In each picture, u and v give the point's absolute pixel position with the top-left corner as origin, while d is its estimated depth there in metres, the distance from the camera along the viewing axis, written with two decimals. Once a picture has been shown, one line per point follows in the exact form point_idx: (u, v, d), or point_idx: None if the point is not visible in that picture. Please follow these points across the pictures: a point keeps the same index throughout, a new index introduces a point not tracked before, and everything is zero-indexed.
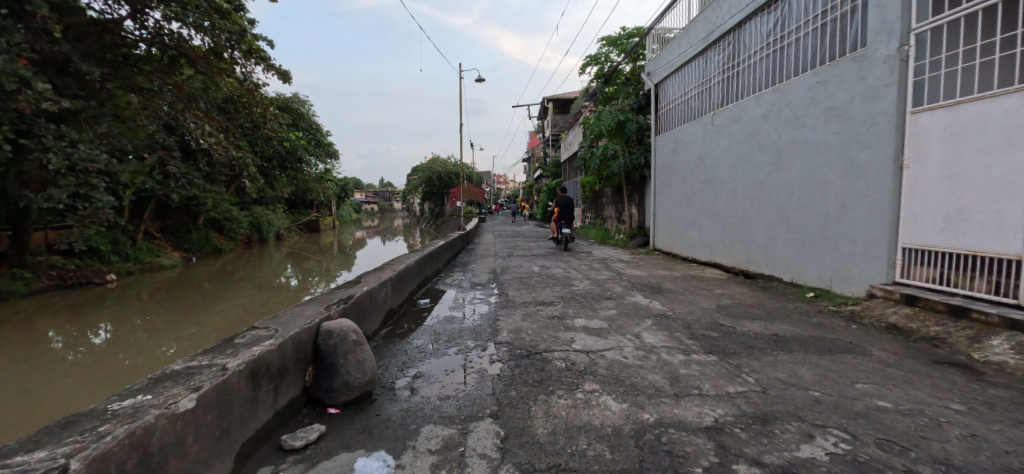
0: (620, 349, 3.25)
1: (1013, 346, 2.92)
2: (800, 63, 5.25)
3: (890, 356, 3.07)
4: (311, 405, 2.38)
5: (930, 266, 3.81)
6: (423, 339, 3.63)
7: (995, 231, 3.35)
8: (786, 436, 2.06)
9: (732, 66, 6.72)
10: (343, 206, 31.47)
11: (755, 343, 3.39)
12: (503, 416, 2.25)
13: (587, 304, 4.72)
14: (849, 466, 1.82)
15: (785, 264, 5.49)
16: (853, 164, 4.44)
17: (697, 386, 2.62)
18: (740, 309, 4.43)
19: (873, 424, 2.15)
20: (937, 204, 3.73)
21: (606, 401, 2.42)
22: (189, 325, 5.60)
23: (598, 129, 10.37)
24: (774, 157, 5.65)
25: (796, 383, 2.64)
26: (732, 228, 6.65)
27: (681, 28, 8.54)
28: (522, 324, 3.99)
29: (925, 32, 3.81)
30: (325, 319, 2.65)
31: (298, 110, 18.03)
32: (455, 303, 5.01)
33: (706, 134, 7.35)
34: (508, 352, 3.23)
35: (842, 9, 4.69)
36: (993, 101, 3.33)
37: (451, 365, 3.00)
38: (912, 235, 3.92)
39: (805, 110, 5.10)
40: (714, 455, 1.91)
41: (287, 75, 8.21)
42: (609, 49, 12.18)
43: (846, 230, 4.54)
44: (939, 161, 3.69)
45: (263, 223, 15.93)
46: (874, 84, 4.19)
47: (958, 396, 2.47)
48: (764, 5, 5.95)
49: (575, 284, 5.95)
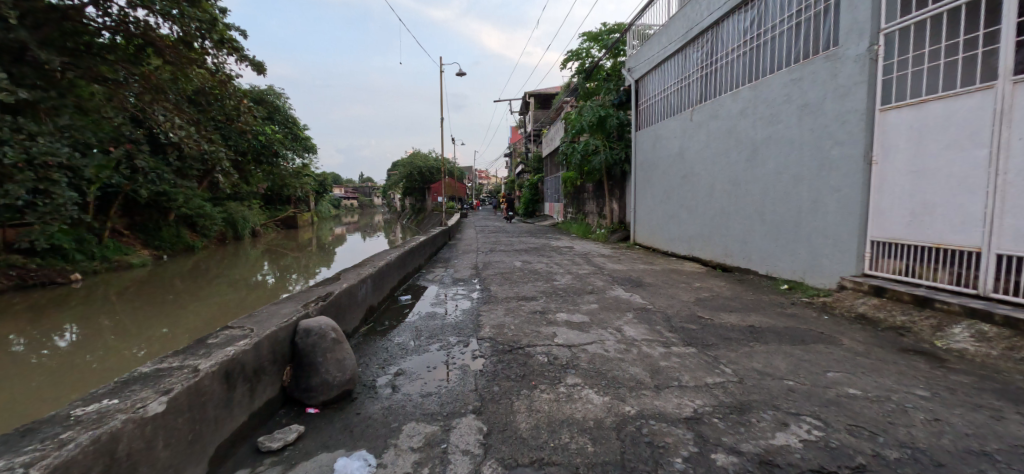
0: (602, 343, 3.28)
1: (973, 334, 3.07)
2: (776, 60, 5.36)
3: (859, 345, 3.18)
4: (289, 405, 2.33)
5: (898, 259, 3.96)
6: (404, 336, 3.60)
7: (957, 223, 3.48)
8: (762, 424, 2.11)
9: (711, 63, 6.81)
10: (321, 201, 30.92)
11: (731, 334, 3.48)
12: (486, 412, 2.25)
13: (568, 299, 4.76)
14: (821, 452, 1.88)
15: (761, 257, 5.62)
16: (825, 159, 4.57)
17: (677, 377, 2.66)
18: (718, 302, 4.52)
19: (843, 411, 2.23)
20: (904, 199, 3.87)
21: (588, 394, 2.44)
22: (162, 324, 5.48)
23: (579, 124, 10.58)
24: (750, 154, 5.77)
25: (771, 373, 2.71)
26: (710, 223, 6.76)
27: (660, 24, 8.61)
28: (505, 319, 3.98)
29: (894, 32, 3.95)
30: (303, 318, 2.58)
31: (274, 103, 17.58)
32: (437, 299, 4.99)
33: (685, 130, 7.45)
34: (491, 347, 3.23)
35: (816, 8, 4.78)
36: (956, 100, 3.46)
37: (435, 361, 2.99)
38: (881, 229, 4.07)
39: (780, 107, 5.22)
40: (693, 445, 1.94)
41: (262, 66, 7.98)
42: (590, 45, 12.19)
43: (819, 225, 4.66)
44: (907, 158, 3.83)
45: (238, 219, 15.52)
46: (846, 82, 4.32)
47: (922, 382, 2.58)
48: (741, 4, 6.05)
49: (557, 279, 5.98)
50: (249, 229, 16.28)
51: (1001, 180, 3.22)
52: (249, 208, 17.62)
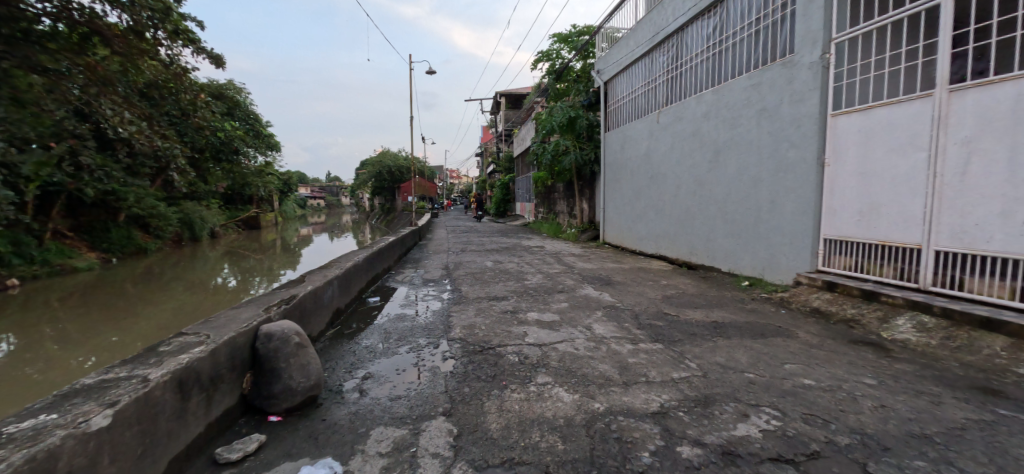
0: (571, 341, 3.32)
1: (914, 325, 3.29)
2: (737, 65, 5.56)
3: (813, 338, 3.35)
4: (250, 413, 2.24)
5: (848, 255, 4.18)
6: (373, 339, 3.53)
7: (899, 222, 3.70)
8: (725, 416, 2.19)
9: (676, 67, 7.00)
10: (285, 200, 29.91)
11: (696, 330, 3.59)
12: (456, 413, 2.23)
13: (539, 298, 4.78)
14: (779, 441, 1.97)
15: (723, 254, 5.82)
16: (782, 161, 4.79)
17: (644, 373, 2.73)
18: (684, 298, 4.66)
19: (799, 400, 2.34)
20: (853, 199, 4.09)
21: (558, 392, 2.46)
22: (111, 331, 5.16)
23: (549, 124, 10.64)
24: (713, 155, 5.97)
25: (733, 367, 2.81)
26: (676, 222, 6.95)
27: (629, 28, 8.77)
28: (475, 319, 3.97)
29: (844, 42, 4.17)
30: (264, 322, 2.49)
31: (235, 98, 16.86)
32: (407, 300, 4.91)
33: (652, 132, 7.63)
34: (461, 348, 3.21)
35: (774, 16, 5.00)
36: (899, 107, 3.66)
37: (404, 363, 2.95)
38: (833, 228, 4.29)
39: (740, 111, 5.42)
40: (660, 439, 1.99)
41: (221, 59, 7.64)
42: (560, 46, 12.30)
43: (776, 223, 4.88)
44: (855, 161, 4.05)
45: (195, 220, 14.81)
46: (801, 88, 4.53)
47: (870, 371, 2.74)
48: (704, 10, 6.25)
49: (528, 278, 6.01)
50: (207, 230, 15.56)
51: (938, 182, 3.42)
52: (207, 207, 16.84)
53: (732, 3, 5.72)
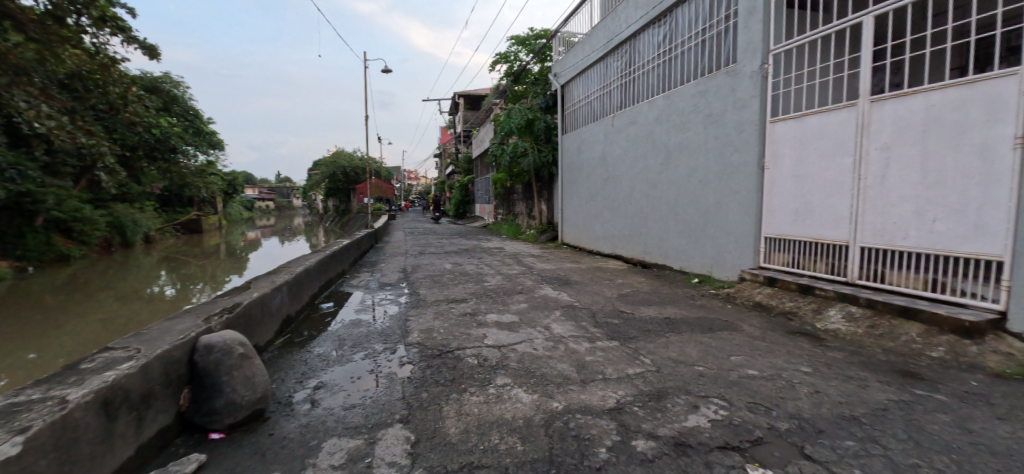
0: (530, 342, 3.34)
1: (844, 315, 3.56)
2: (685, 73, 5.82)
3: (756, 330, 3.55)
4: (188, 431, 2.10)
5: (786, 252, 4.47)
6: (326, 346, 3.40)
7: (830, 221, 3.99)
8: (676, 408, 2.28)
9: (629, 72, 7.23)
10: (230, 202, 28.27)
11: (649, 326, 3.72)
12: (413, 420, 2.18)
13: (498, 299, 4.78)
14: (726, 429, 2.07)
15: (675, 253, 6.06)
16: (727, 164, 5.05)
17: (601, 371, 2.79)
18: (638, 296, 4.82)
19: (744, 390, 2.47)
20: (790, 200, 4.37)
21: (517, 393, 2.47)
22: (25, 348, 4.67)
23: (508, 126, 10.68)
24: (664, 158, 6.21)
25: (684, 361, 2.93)
26: (630, 222, 7.17)
27: (584, 33, 8.96)
28: (434, 323, 3.91)
29: (780, 54, 4.46)
30: (204, 333, 2.33)
31: (172, 92, 15.71)
32: (362, 305, 4.77)
33: (607, 135, 7.83)
34: (419, 352, 3.16)
35: (718, 27, 5.27)
36: (829, 115, 3.95)
37: (359, 371, 2.86)
38: (772, 226, 4.57)
39: (689, 116, 5.68)
40: (616, 434, 2.04)
41: (155, 50, 7.15)
42: (518, 48, 12.38)
43: (723, 223, 5.14)
44: (792, 164, 4.33)
45: (127, 223, 13.69)
46: (743, 96, 4.80)
47: (806, 359, 2.94)
48: (655, 19, 6.49)
49: (487, 280, 6.00)
50: (141, 234, 14.43)
51: (862, 184, 3.71)
52: (141, 210, 15.62)
53: (681, 13, 5.97)
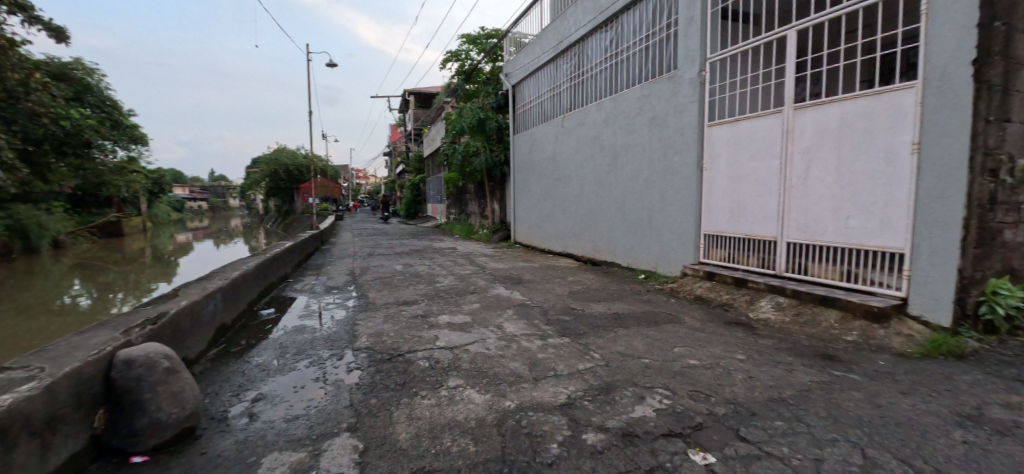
0: (483, 342, 3.33)
1: (773, 306, 3.85)
2: (631, 77, 6.04)
3: (697, 322, 3.76)
4: (106, 457, 1.90)
5: (722, 248, 4.76)
6: (267, 355, 3.21)
7: (760, 219, 4.30)
8: (624, 400, 2.36)
9: (578, 75, 7.40)
10: (157, 203, 26.01)
11: (599, 322, 3.83)
12: (362, 428, 2.11)
13: (450, 300, 4.73)
14: (669, 417, 2.17)
15: (622, 250, 6.28)
16: (670, 165, 5.30)
17: (553, 367, 2.84)
18: (588, 293, 4.94)
19: (686, 379, 2.60)
20: (725, 199, 4.66)
21: (470, 394, 2.46)
22: None
23: (459, 125, 10.61)
24: (612, 159, 6.41)
25: (631, 354, 3.04)
26: (580, 221, 7.35)
27: (534, 35, 9.07)
28: (384, 326, 3.81)
29: (716, 62, 4.74)
30: (122, 348, 2.13)
31: (84, 81, 14.16)
32: (307, 310, 4.55)
33: (558, 135, 7.97)
34: (368, 357, 3.06)
35: (660, 34, 5.51)
36: (758, 120, 4.25)
37: (303, 380, 2.72)
38: (710, 224, 4.85)
39: (634, 119, 5.90)
40: (567, 429, 2.08)
41: (63, 33, 6.45)
42: (468, 47, 12.31)
43: (666, 221, 5.39)
44: (727, 166, 4.62)
45: (31, 227, 12.21)
46: (683, 100, 5.05)
47: (741, 347, 3.15)
48: (602, 23, 6.68)
49: (440, 280, 5.92)
50: (49, 239, 12.93)
51: (787, 185, 4.03)
52: (49, 212, 14.01)
53: (626, 19, 6.19)
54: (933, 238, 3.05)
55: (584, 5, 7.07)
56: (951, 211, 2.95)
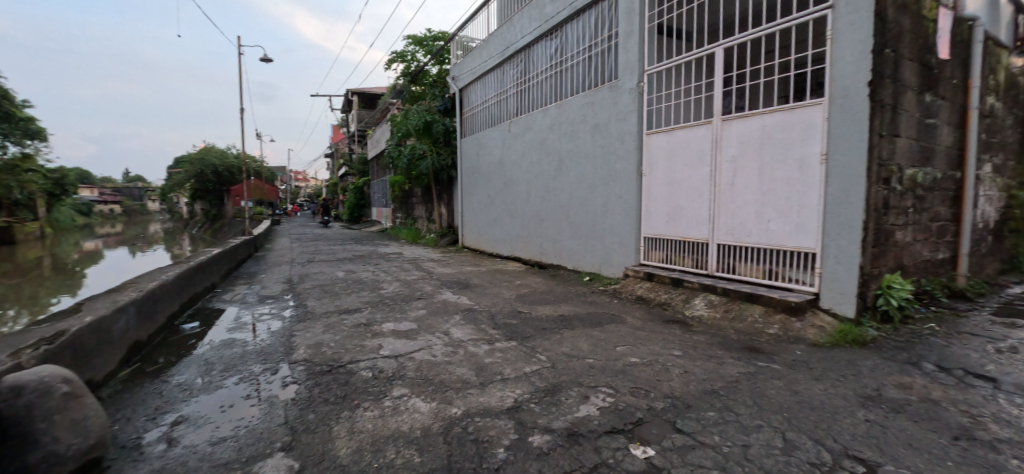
0: (429, 349, 3.27)
1: (706, 304, 4.10)
2: (575, 85, 6.22)
3: (638, 321, 3.92)
4: None
5: (660, 250, 5.00)
6: (190, 373, 2.95)
7: (694, 222, 4.57)
8: (569, 401, 2.41)
9: (525, 81, 7.51)
10: (58, 207, 23.20)
11: (545, 324, 3.88)
12: (298, 446, 1.99)
13: (395, 307, 4.60)
14: (611, 414, 2.25)
15: (568, 254, 6.42)
16: (611, 171, 5.50)
17: (500, 371, 2.84)
18: (535, 296, 5.01)
19: (627, 377, 2.70)
20: (663, 204, 4.91)
21: (415, 403, 2.40)
22: None
23: (405, 128, 10.39)
24: (557, 164, 6.55)
25: (576, 355, 3.12)
26: (527, 225, 7.43)
27: (481, 39, 9.10)
28: (323, 336, 3.63)
29: (653, 74, 5.00)
30: (10, 373, 1.87)
31: None
32: (238, 322, 4.24)
33: (504, 140, 8.03)
34: (306, 370, 2.90)
35: (602, 45, 5.72)
36: (691, 130, 4.53)
37: (232, 398, 2.53)
38: (649, 227, 5.09)
39: (578, 125, 6.07)
40: (513, 432, 2.09)
41: None
42: (415, 48, 12.10)
43: (609, 225, 5.59)
44: (663, 172, 4.87)
45: None
46: (624, 109, 5.28)
47: (677, 344, 3.32)
48: (547, 32, 6.82)
49: (384, 287, 5.74)
50: None
51: (717, 190, 4.31)
52: None
53: (569, 28, 6.37)
54: (839, 239, 3.40)
55: (529, 13, 7.20)
56: (853, 215, 3.31)
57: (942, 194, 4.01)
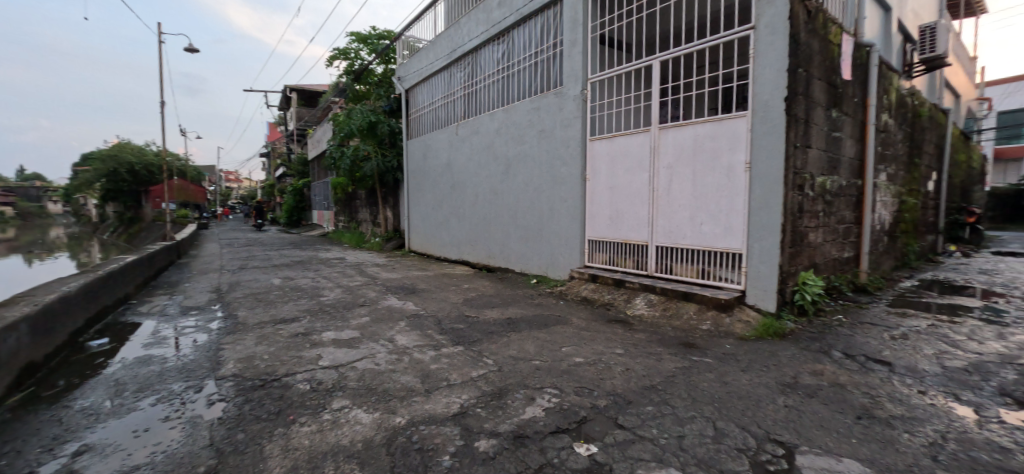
0: (372, 358, 3.16)
1: (645, 303, 4.29)
2: (521, 90, 6.29)
3: (582, 322, 4.02)
4: None
5: (603, 252, 5.17)
6: (98, 395, 2.65)
7: (634, 225, 4.77)
8: (515, 403, 2.43)
9: (472, 84, 7.50)
10: None
11: (492, 328, 3.88)
12: (225, 469, 1.85)
13: (336, 315, 4.40)
14: (556, 415, 2.29)
15: (516, 257, 6.47)
16: (557, 175, 5.63)
17: (446, 377, 2.80)
18: (482, 300, 5.00)
19: (571, 377, 2.77)
20: (605, 207, 5.08)
21: (356, 415, 2.31)
22: None
23: (347, 128, 10.02)
24: (504, 168, 6.59)
25: (523, 358, 3.14)
26: (475, 229, 7.41)
27: (427, 40, 8.97)
28: (256, 348, 3.41)
29: (596, 82, 5.17)
30: None
31: None
32: (156, 337, 3.87)
33: (452, 143, 7.97)
34: (235, 386, 2.71)
35: (547, 52, 5.84)
36: (631, 137, 4.74)
37: (147, 422, 2.30)
38: (593, 230, 5.25)
39: (525, 130, 6.15)
40: (459, 439, 2.07)
41: None
42: (358, 45, 11.70)
43: (555, 227, 5.71)
44: (606, 177, 5.05)
45: None
46: (569, 116, 5.42)
47: (619, 343, 3.45)
48: (494, 36, 6.86)
49: (325, 294, 5.49)
50: None
51: (655, 195, 4.53)
52: None
53: (516, 34, 6.44)
54: (762, 241, 3.69)
55: (477, 16, 7.20)
56: (773, 219, 3.61)
57: (847, 200, 4.48)
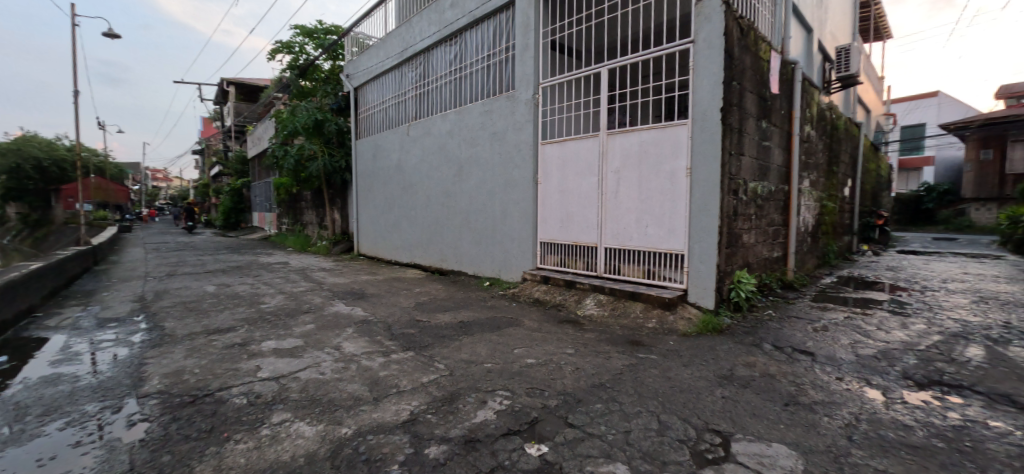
0: (317, 367, 3.02)
1: (595, 303, 4.40)
2: (474, 92, 6.28)
3: (534, 323, 4.07)
4: None
5: (555, 254, 5.26)
6: None
7: (584, 227, 4.89)
8: (467, 407, 2.41)
9: (424, 84, 7.38)
10: None
11: (444, 332, 3.84)
12: None
13: (277, 323, 4.17)
14: (508, 417, 2.29)
15: (468, 259, 6.43)
16: (510, 178, 5.66)
17: (396, 384, 2.74)
18: (434, 303, 4.93)
19: (523, 378, 2.79)
20: (556, 210, 5.17)
21: (298, 428, 2.20)
22: None
23: (291, 126, 9.55)
24: (457, 170, 6.55)
25: (475, 361, 3.13)
26: (427, 231, 7.30)
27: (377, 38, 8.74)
28: (186, 362, 3.16)
29: (546, 87, 5.26)
30: None
31: None
32: (67, 353, 3.48)
33: (402, 144, 7.81)
34: (162, 404, 2.49)
35: (500, 55, 5.86)
36: (580, 141, 4.86)
37: (55, 448, 2.06)
38: (545, 232, 5.33)
39: (477, 132, 6.14)
40: (409, 447, 2.03)
41: None
42: (303, 40, 11.18)
43: (508, 230, 5.74)
44: (557, 180, 5.14)
45: None
46: (520, 119, 5.47)
47: (570, 343, 3.51)
48: (446, 37, 6.80)
49: (265, 301, 5.19)
50: None
51: (604, 198, 4.67)
52: None
53: (468, 36, 6.42)
54: (702, 242, 3.90)
55: (429, 16, 7.10)
56: (711, 221, 3.83)
57: (775, 204, 4.83)
